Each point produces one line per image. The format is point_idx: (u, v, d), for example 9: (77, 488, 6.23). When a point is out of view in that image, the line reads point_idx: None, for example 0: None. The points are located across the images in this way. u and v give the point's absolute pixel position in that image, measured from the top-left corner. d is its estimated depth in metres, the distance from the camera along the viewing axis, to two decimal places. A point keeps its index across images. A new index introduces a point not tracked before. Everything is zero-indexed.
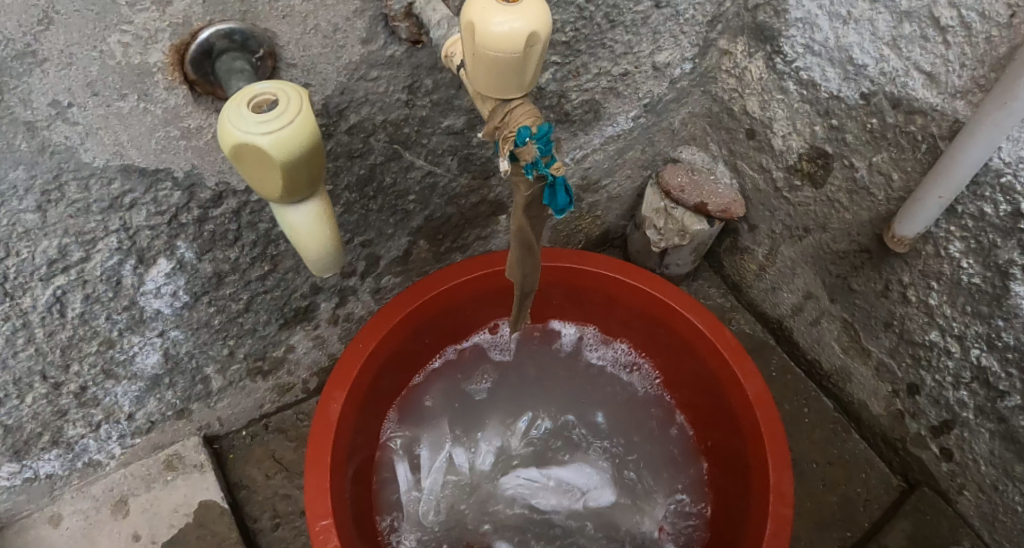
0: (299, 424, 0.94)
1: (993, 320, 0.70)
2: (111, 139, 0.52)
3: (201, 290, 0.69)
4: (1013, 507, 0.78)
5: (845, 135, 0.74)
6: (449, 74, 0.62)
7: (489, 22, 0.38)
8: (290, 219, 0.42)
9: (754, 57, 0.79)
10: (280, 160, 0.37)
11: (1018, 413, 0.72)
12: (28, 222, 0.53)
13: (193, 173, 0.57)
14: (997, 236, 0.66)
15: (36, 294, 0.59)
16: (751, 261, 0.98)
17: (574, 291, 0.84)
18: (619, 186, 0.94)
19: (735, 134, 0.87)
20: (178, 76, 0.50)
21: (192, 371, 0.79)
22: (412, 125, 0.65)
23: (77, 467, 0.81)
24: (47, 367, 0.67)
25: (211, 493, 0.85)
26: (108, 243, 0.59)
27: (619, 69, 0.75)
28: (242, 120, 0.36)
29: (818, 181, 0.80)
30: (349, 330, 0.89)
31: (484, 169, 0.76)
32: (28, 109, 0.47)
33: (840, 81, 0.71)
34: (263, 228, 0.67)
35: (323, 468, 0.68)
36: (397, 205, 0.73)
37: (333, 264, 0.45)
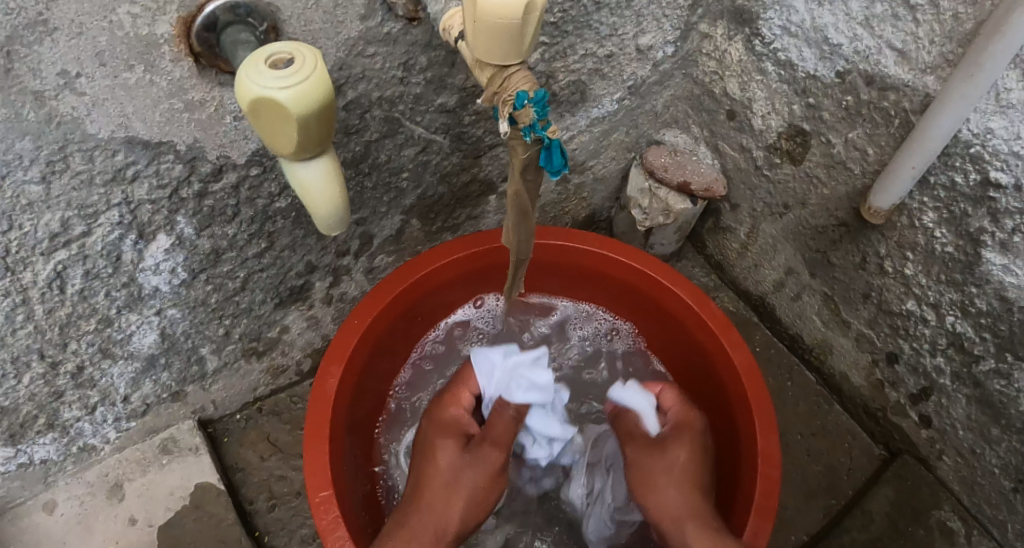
0: (293, 407, 0.95)
1: (966, 287, 0.73)
2: (116, 111, 0.53)
3: (199, 267, 0.70)
4: (990, 469, 0.81)
5: (822, 112, 0.77)
6: (441, 51, 0.64)
7: None
8: (300, 176, 0.43)
9: (734, 40, 0.82)
10: (298, 114, 0.38)
11: (993, 376, 0.75)
12: (32, 194, 0.54)
13: (195, 147, 0.59)
14: (967, 205, 0.69)
15: (37, 269, 0.60)
16: (734, 240, 1.01)
17: (563, 270, 0.86)
18: (605, 168, 0.96)
19: (716, 116, 0.90)
20: (183, 49, 0.52)
21: (188, 352, 0.79)
22: (407, 103, 0.67)
23: (71, 452, 0.80)
24: (45, 346, 0.66)
25: (208, 475, 0.85)
26: (110, 217, 0.60)
27: (605, 51, 0.77)
28: (260, 76, 0.37)
29: (797, 159, 0.83)
30: (342, 311, 0.91)
31: (475, 148, 0.78)
32: (37, 78, 0.48)
33: (817, 59, 0.74)
34: (261, 205, 0.68)
35: (322, 442, 0.68)
36: (391, 184, 0.75)
37: (341, 223, 0.47)
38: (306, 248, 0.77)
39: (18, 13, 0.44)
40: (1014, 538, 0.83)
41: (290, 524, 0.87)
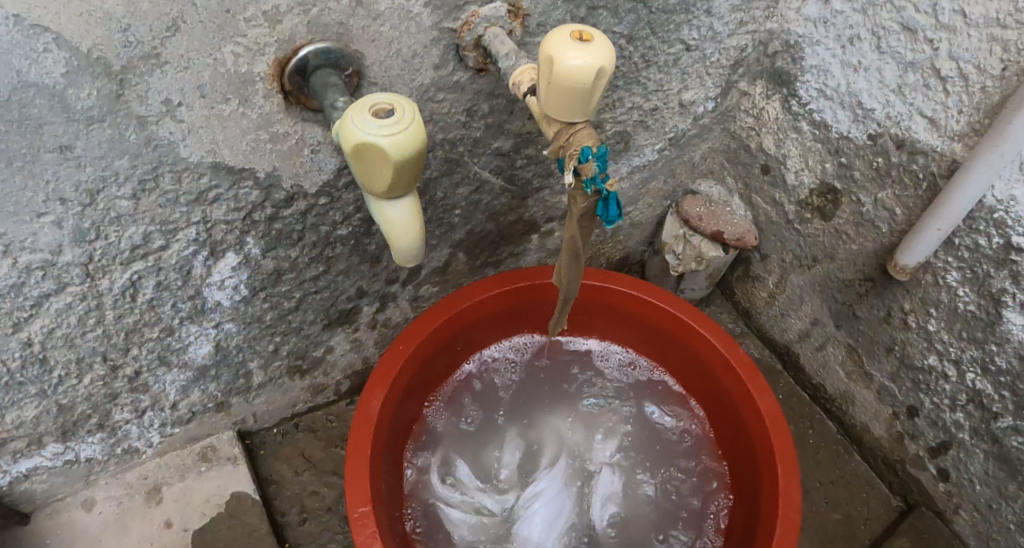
0: (328, 425, 0.98)
1: (987, 345, 0.76)
2: (208, 138, 0.58)
3: (259, 285, 0.74)
4: (1006, 525, 0.83)
5: (854, 172, 0.81)
6: (503, 99, 0.69)
7: (565, 57, 0.45)
8: (386, 213, 0.48)
9: (771, 99, 0.87)
10: (395, 159, 0.43)
11: (1011, 433, 0.78)
12: (122, 208, 0.59)
13: (273, 174, 0.63)
14: (990, 267, 0.72)
15: (114, 276, 0.64)
16: (762, 288, 1.04)
17: (596, 308, 0.89)
18: (641, 214, 1.00)
19: (751, 169, 0.94)
20: (276, 86, 0.57)
21: (237, 365, 0.83)
22: (467, 145, 0.71)
23: (116, 453, 0.83)
24: (109, 349, 0.70)
25: (243, 485, 0.88)
26: (188, 233, 0.64)
27: (650, 104, 0.82)
28: (366, 124, 0.42)
29: (827, 214, 0.87)
30: (384, 336, 0.94)
31: (523, 190, 0.82)
32: (143, 105, 0.53)
33: (850, 123, 0.78)
34: (324, 231, 0.72)
35: (364, 461, 0.71)
36: (444, 218, 0.79)
37: (416, 256, 0.51)
38: (359, 274, 0.81)
39: (137, 46, 0.49)
40: None
41: (319, 539, 0.89)
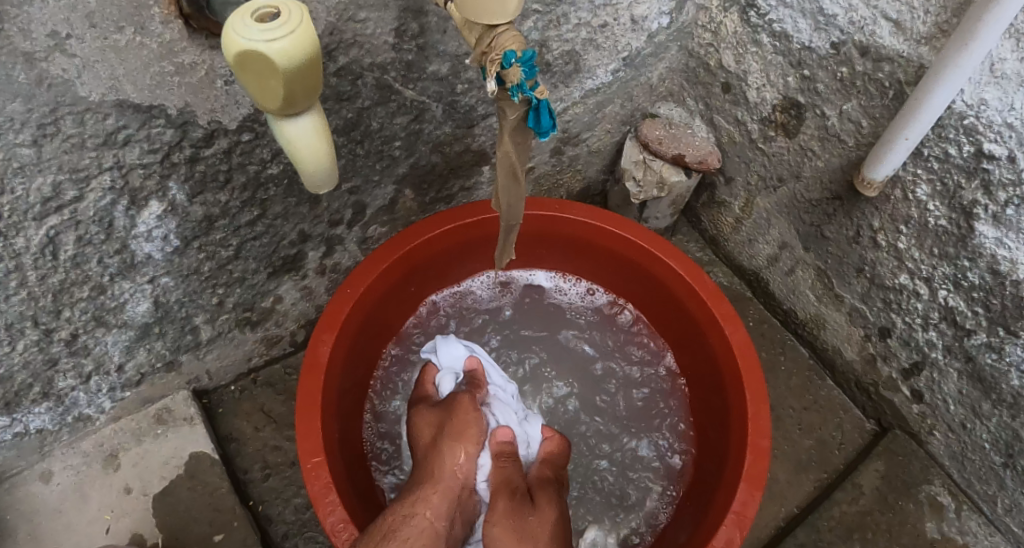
0: (288, 378, 0.95)
1: (959, 260, 0.74)
2: (107, 74, 0.52)
3: (191, 234, 0.70)
4: (981, 444, 0.82)
5: (817, 84, 0.77)
6: (434, 17, 0.64)
7: None
8: (286, 131, 0.43)
9: (729, 12, 0.82)
10: (284, 68, 0.38)
11: (984, 350, 0.76)
12: (24, 157, 0.54)
13: (186, 111, 0.58)
14: (961, 177, 0.69)
15: (30, 234, 0.59)
16: (728, 214, 1.01)
17: (558, 239, 0.86)
18: (600, 142, 0.96)
19: (711, 89, 0.90)
20: (173, 11, 0.52)
21: (182, 321, 0.79)
22: (399, 70, 0.67)
23: (67, 422, 0.80)
24: (39, 312, 0.66)
25: (202, 445, 0.86)
26: (102, 181, 0.60)
27: (599, 21, 0.77)
28: (245, 28, 0.37)
29: (791, 131, 0.83)
30: (336, 281, 0.91)
31: (467, 118, 0.78)
32: (27, 40, 0.47)
33: (812, 32, 0.74)
34: (253, 171, 0.68)
35: (313, 409, 0.69)
36: (384, 151, 0.75)
37: (328, 177, 0.47)
38: (299, 217, 0.77)
39: None
40: (1002, 513, 0.84)
41: (283, 494, 0.88)
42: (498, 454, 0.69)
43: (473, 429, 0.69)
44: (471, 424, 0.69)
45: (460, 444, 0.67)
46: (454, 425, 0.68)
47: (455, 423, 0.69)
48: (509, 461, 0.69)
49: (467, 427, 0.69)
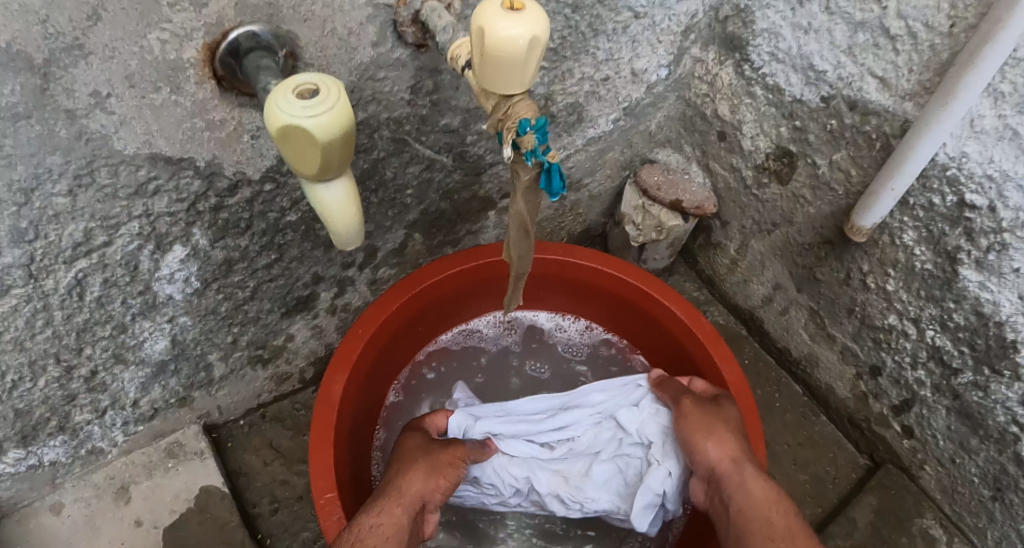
0: (296, 413, 0.97)
1: (945, 302, 0.77)
2: (143, 130, 0.55)
3: (211, 276, 0.73)
4: (970, 478, 0.85)
5: (808, 136, 0.81)
6: (448, 75, 0.68)
7: (497, 27, 0.43)
8: (319, 195, 0.47)
9: (724, 65, 0.86)
10: (323, 141, 0.41)
11: (971, 389, 0.79)
12: (60, 206, 0.56)
13: (213, 163, 0.61)
14: (945, 225, 0.73)
15: (59, 276, 0.62)
16: (724, 256, 1.05)
17: (560, 280, 0.89)
18: (600, 186, 1.00)
19: (708, 137, 0.94)
20: (208, 72, 0.55)
21: (197, 358, 0.82)
22: (413, 123, 0.70)
23: (79, 455, 0.81)
24: (61, 350, 0.68)
25: (212, 478, 0.88)
26: (131, 228, 0.62)
27: (601, 75, 0.81)
28: (288, 105, 0.41)
29: (784, 179, 0.87)
30: (346, 320, 0.94)
31: (476, 166, 0.81)
32: (71, 99, 0.50)
33: (803, 86, 0.78)
34: (273, 218, 0.71)
35: (326, 445, 0.71)
36: (396, 198, 0.78)
37: (356, 236, 0.50)
38: (313, 260, 0.80)
39: (57, 37, 0.47)
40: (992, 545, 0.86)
41: (291, 528, 0.90)
42: (699, 429, 0.70)
43: (730, 420, 0.71)
44: (726, 429, 0.70)
45: (710, 437, 0.69)
46: (690, 430, 0.71)
47: (693, 411, 0.72)
48: (707, 455, 0.69)
49: (715, 422, 0.70)
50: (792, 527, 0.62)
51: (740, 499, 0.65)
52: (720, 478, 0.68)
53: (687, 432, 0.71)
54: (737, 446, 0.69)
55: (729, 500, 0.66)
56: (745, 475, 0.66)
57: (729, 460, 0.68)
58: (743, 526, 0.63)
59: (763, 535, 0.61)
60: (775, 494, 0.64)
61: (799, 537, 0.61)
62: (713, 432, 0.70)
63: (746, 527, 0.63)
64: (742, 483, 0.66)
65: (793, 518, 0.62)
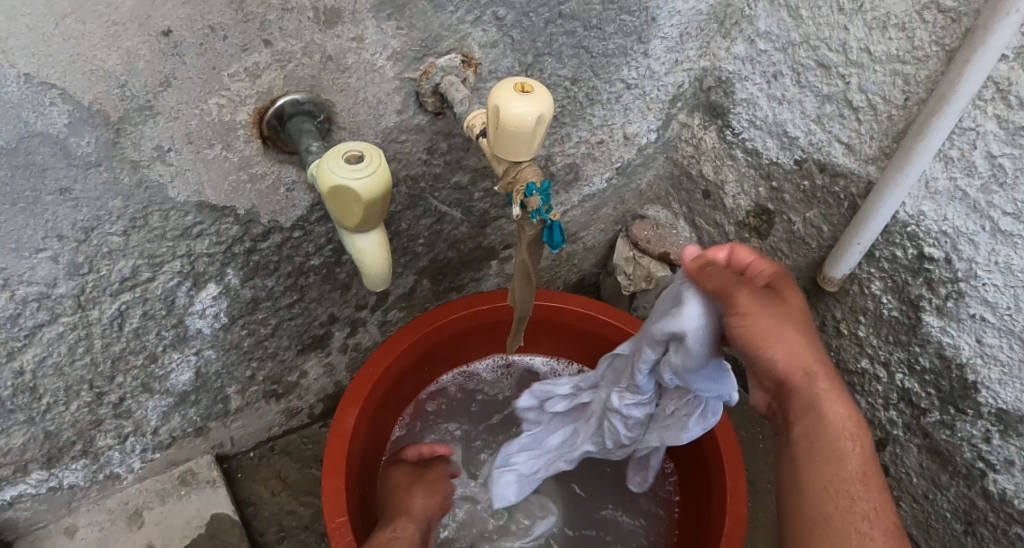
0: (304, 447, 1.02)
1: (911, 346, 0.84)
2: (194, 180, 0.63)
3: (238, 313, 0.79)
4: (943, 513, 0.91)
5: (784, 196, 0.90)
6: (460, 139, 0.76)
7: (511, 106, 0.53)
8: (356, 243, 0.56)
9: (708, 130, 0.96)
10: (365, 199, 0.51)
11: (939, 427, 0.86)
12: (114, 244, 0.63)
13: (252, 211, 0.69)
14: (908, 275, 0.81)
15: (104, 307, 0.68)
16: None
17: (556, 326, 0.95)
18: (594, 239, 1.08)
19: (693, 195, 1.03)
20: (255, 132, 0.62)
21: (216, 390, 0.87)
22: (427, 180, 0.78)
23: (97, 479, 0.85)
24: (96, 377, 0.73)
25: (223, 506, 0.91)
26: (173, 266, 0.69)
27: (596, 138, 0.90)
28: (339, 169, 0.50)
29: (763, 233, 0.95)
30: (355, 359, 0.99)
31: (481, 219, 0.89)
32: (137, 151, 0.58)
33: (778, 150, 0.87)
34: (298, 261, 0.78)
35: (338, 473, 0.76)
36: (408, 247, 0.85)
37: (385, 281, 0.59)
38: (331, 301, 0.87)
39: (132, 100, 0.54)
40: None
41: None
42: (761, 334, 0.57)
43: (799, 317, 0.59)
44: (784, 322, 0.58)
45: (766, 341, 0.57)
46: (746, 330, 0.58)
47: (753, 325, 0.57)
48: (780, 358, 0.57)
49: (783, 322, 0.58)
50: (867, 469, 0.54)
51: (805, 420, 0.56)
52: (812, 380, 0.56)
53: (743, 337, 0.58)
54: (810, 354, 0.57)
55: (807, 428, 0.56)
56: (828, 377, 0.57)
57: (802, 370, 0.57)
58: (819, 455, 0.55)
59: (835, 481, 0.53)
60: (852, 410, 0.56)
61: (872, 480, 0.54)
62: (771, 339, 0.57)
63: (803, 466, 0.55)
64: (816, 404, 0.56)
65: (865, 442, 0.55)
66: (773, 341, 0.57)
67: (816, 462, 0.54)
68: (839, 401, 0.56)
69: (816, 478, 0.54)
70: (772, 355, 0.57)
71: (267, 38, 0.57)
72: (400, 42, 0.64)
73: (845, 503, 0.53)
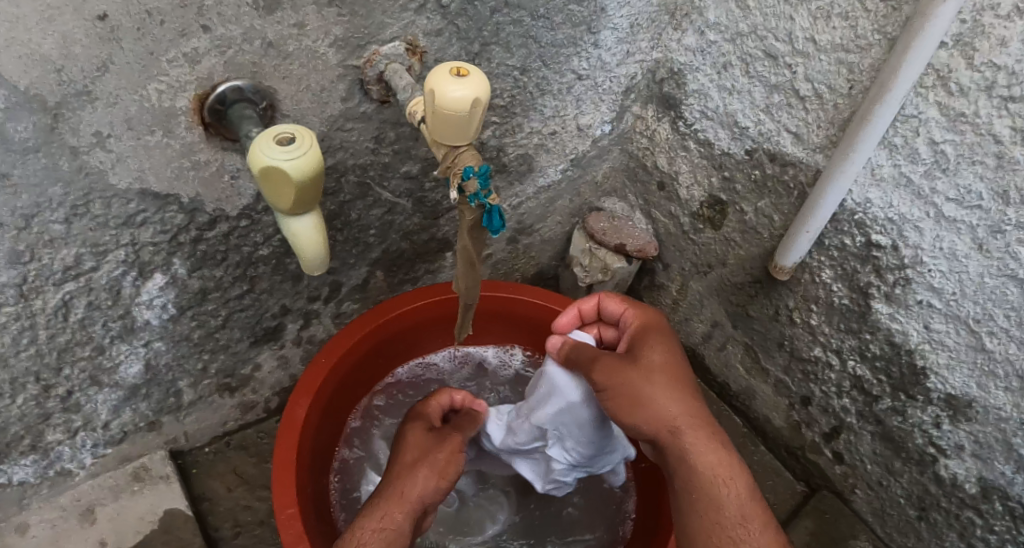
0: (260, 442, 1.01)
1: (862, 334, 0.85)
2: (135, 166, 0.62)
3: (187, 304, 0.78)
4: (896, 500, 0.92)
5: (736, 185, 0.91)
6: (408, 128, 0.76)
7: (446, 91, 0.52)
8: (291, 226, 0.56)
9: (662, 121, 0.97)
10: (297, 180, 0.51)
11: (890, 414, 0.87)
12: (54, 232, 0.62)
13: (196, 199, 0.68)
14: (856, 263, 0.82)
15: (47, 297, 0.67)
16: (666, 296, 1.13)
17: (510, 317, 0.96)
18: (552, 231, 1.08)
19: (649, 187, 1.04)
20: (197, 119, 0.62)
21: (168, 384, 0.86)
22: (376, 170, 0.78)
23: (48, 475, 0.84)
24: (42, 369, 0.73)
25: (177, 502, 0.90)
26: (117, 255, 0.68)
27: (549, 129, 0.90)
28: (270, 150, 0.50)
29: (716, 224, 0.96)
30: (311, 352, 0.99)
31: (434, 210, 0.89)
32: (75, 136, 0.57)
33: (729, 140, 0.88)
34: (247, 251, 0.78)
35: (290, 467, 0.76)
36: (360, 238, 0.85)
37: (321, 264, 0.59)
38: (282, 292, 0.86)
39: (68, 84, 0.54)
40: None
41: None
42: (629, 406, 0.64)
43: (670, 367, 0.66)
44: (655, 376, 0.65)
45: (640, 408, 0.64)
46: (619, 403, 0.65)
47: (610, 391, 0.66)
48: (647, 417, 0.63)
49: (655, 386, 0.64)
50: (745, 510, 0.59)
51: (680, 473, 0.62)
52: (673, 432, 0.62)
53: (618, 408, 0.65)
54: (678, 401, 0.64)
55: (685, 477, 0.61)
56: (699, 434, 0.62)
57: (666, 429, 0.62)
58: (704, 504, 0.60)
59: (719, 531, 0.59)
60: (725, 456, 0.61)
61: (752, 522, 0.59)
62: (643, 404, 0.64)
63: (695, 516, 0.60)
64: (687, 457, 0.61)
65: (737, 478, 0.60)
66: (661, 408, 0.63)
67: (701, 511, 0.60)
68: (707, 451, 0.61)
69: (700, 518, 0.60)
70: (643, 410, 0.64)
71: (205, 23, 0.56)
72: (342, 28, 0.64)
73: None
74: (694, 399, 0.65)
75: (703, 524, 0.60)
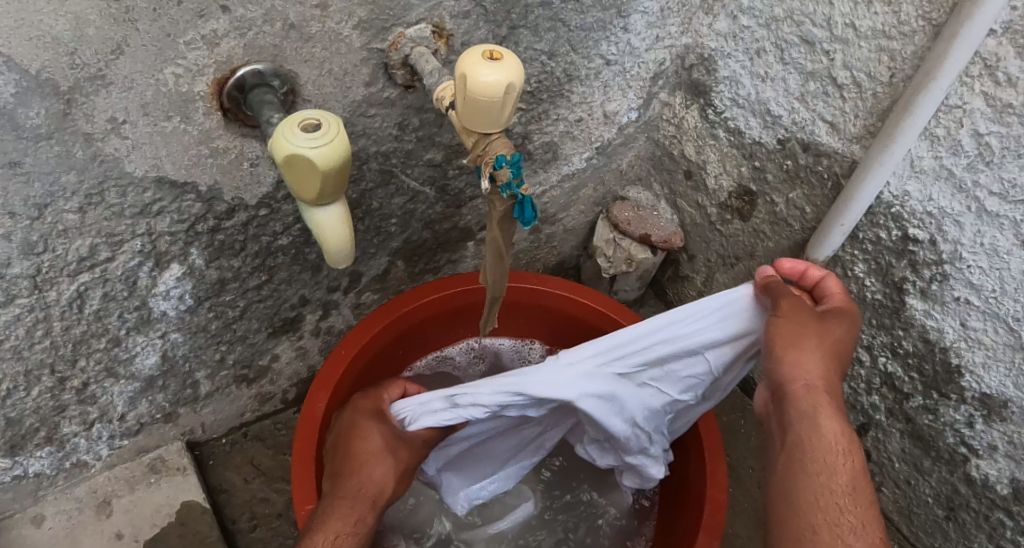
0: (277, 433, 1.00)
1: (894, 330, 0.83)
2: (152, 154, 0.60)
3: (204, 295, 0.76)
4: (925, 499, 0.90)
5: (767, 175, 0.88)
6: (432, 114, 0.73)
7: (478, 74, 0.49)
8: (317, 217, 0.53)
9: (690, 108, 0.93)
10: (322, 169, 0.48)
11: (921, 412, 0.85)
12: (69, 222, 0.60)
13: (214, 188, 0.66)
14: (892, 257, 0.79)
15: (62, 288, 0.65)
16: (690, 288, 1.11)
17: (531, 308, 0.93)
18: (574, 220, 1.06)
19: (675, 175, 1.01)
20: (216, 104, 0.59)
21: (185, 375, 0.84)
22: (399, 157, 0.76)
23: (64, 467, 0.83)
24: (57, 361, 0.71)
25: (194, 494, 0.89)
26: (133, 246, 0.66)
27: (575, 116, 0.88)
28: (294, 137, 0.48)
29: (745, 215, 0.94)
30: (329, 343, 0.97)
31: (456, 199, 0.87)
32: (90, 123, 0.55)
33: (761, 129, 0.85)
34: (265, 241, 0.75)
35: (309, 463, 0.74)
36: (380, 227, 0.83)
37: (347, 257, 0.57)
38: (301, 282, 0.84)
39: (83, 68, 0.51)
40: None
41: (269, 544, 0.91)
42: (786, 348, 0.62)
43: (845, 346, 0.63)
44: (822, 336, 0.62)
45: (790, 352, 0.61)
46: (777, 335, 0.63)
47: (788, 330, 0.63)
48: (791, 366, 0.61)
49: (807, 339, 0.62)
50: (854, 486, 0.56)
51: (798, 427, 0.59)
52: (809, 387, 0.60)
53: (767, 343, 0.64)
54: (821, 367, 0.61)
55: (800, 433, 0.58)
56: (830, 405, 0.59)
57: (802, 383, 0.60)
58: (804, 464, 0.57)
59: (823, 498, 0.55)
60: (850, 432, 0.58)
61: (860, 498, 0.56)
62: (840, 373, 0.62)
63: (799, 470, 0.57)
64: (815, 416, 0.58)
65: (856, 459, 0.57)
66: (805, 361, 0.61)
67: (800, 467, 0.57)
68: (834, 421, 0.58)
69: (801, 477, 0.56)
70: (788, 351, 0.62)
71: (225, 4, 0.54)
72: (367, 10, 0.61)
73: (833, 517, 0.54)
74: (839, 371, 0.62)
75: (802, 483, 0.56)
